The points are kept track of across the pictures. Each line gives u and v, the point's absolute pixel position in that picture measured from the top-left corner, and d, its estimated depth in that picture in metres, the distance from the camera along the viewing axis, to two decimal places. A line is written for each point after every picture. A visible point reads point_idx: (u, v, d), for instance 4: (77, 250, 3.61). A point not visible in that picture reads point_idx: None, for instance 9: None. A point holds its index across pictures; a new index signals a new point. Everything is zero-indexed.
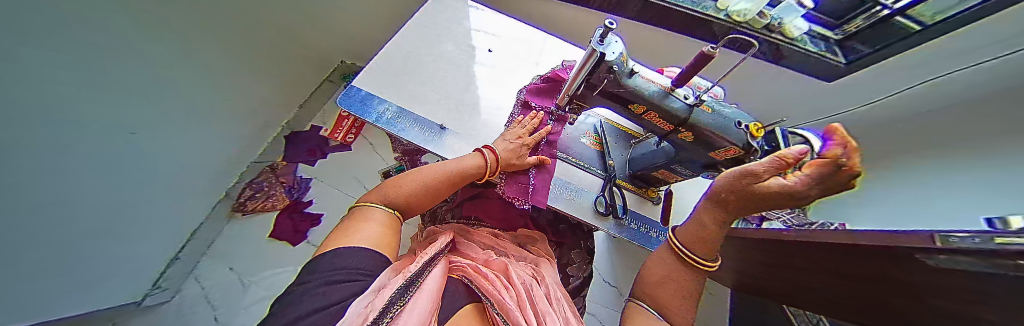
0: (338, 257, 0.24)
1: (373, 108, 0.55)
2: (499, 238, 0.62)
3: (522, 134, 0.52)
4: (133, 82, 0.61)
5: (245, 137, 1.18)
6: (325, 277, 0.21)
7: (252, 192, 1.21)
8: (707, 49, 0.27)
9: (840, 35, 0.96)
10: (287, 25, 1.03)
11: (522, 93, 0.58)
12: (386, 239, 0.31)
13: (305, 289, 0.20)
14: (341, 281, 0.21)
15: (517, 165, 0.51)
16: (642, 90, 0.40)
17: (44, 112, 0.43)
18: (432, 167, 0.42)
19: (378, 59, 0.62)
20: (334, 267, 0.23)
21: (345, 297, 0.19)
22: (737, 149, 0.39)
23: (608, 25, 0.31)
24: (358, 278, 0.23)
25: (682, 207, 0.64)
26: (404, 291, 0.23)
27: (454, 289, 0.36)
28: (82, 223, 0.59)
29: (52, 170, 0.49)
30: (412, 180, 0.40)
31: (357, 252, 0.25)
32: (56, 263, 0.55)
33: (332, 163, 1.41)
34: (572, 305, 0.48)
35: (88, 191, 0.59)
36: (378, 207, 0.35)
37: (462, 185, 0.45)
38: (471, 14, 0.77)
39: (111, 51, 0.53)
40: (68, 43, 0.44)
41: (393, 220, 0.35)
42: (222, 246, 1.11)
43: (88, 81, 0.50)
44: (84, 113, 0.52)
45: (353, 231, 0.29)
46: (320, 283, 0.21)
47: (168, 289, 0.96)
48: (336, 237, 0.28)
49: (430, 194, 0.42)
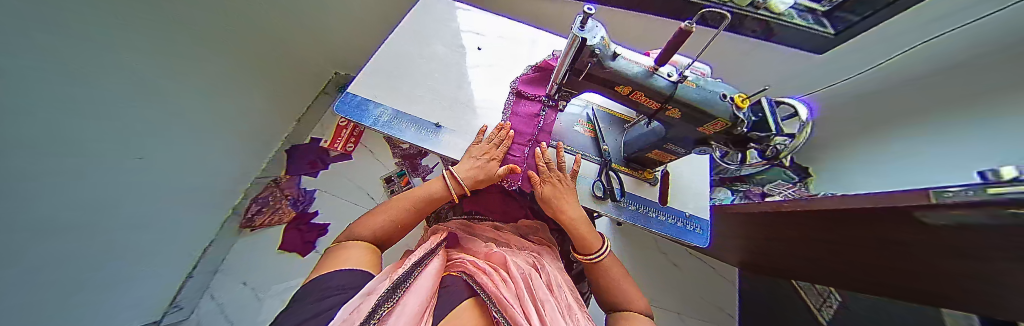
0: (326, 279, 0.30)
1: (370, 113, 0.56)
2: (500, 230, 0.63)
3: (488, 149, 0.53)
4: (132, 85, 0.58)
5: (250, 152, 1.17)
6: (315, 295, 0.27)
7: (257, 208, 1.23)
8: (684, 26, 0.27)
9: (828, 7, 0.95)
10: (292, 31, 1.07)
11: (515, 83, 0.62)
12: (366, 259, 0.38)
13: (298, 305, 0.25)
14: (327, 295, 0.27)
15: (486, 180, 0.53)
16: (626, 71, 0.40)
17: (56, 111, 0.42)
18: (399, 200, 0.50)
19: (372, 64, 0.63)
20: (321, 286, 0.28)
21: (331, 305, 0.25)
22: (724, 121, 0.40)
23: (586, 11, 0.31)
24: (342, 291, 0.28)
25: (682, 187, 0.65)
26: (394, 292, 0.27)
27: (454, 284, 0.38)
28: (80, 228, 0.55)
29: (62, 170, 0.47)
30: (381, 214, 0.47)
31: (341, 274, 0.31)
32: (49, 274, 0.50)
33: (334, 173, 1.43)
34: (574, 291, 0.49)
35: (93, 199, 0.56)
36: (351, 242, 0.41)
37: (432, 208, 0.52)
38: (460, 15, 0.78)
39: (131, 65, 0.55)
40: (93, 44, 0.44)
41: (370, 249, 0.41)
42: (232, 262, 1.15)
43: (94, 80, 0.48)
44: (90, 115, 0.49)
45: (335, 261, 0.35)
46: (310, 299, 0.26)
47: (184, 308, 0.99)
48: (323, 266, 0.34)
49: (401, 223, 0.48)
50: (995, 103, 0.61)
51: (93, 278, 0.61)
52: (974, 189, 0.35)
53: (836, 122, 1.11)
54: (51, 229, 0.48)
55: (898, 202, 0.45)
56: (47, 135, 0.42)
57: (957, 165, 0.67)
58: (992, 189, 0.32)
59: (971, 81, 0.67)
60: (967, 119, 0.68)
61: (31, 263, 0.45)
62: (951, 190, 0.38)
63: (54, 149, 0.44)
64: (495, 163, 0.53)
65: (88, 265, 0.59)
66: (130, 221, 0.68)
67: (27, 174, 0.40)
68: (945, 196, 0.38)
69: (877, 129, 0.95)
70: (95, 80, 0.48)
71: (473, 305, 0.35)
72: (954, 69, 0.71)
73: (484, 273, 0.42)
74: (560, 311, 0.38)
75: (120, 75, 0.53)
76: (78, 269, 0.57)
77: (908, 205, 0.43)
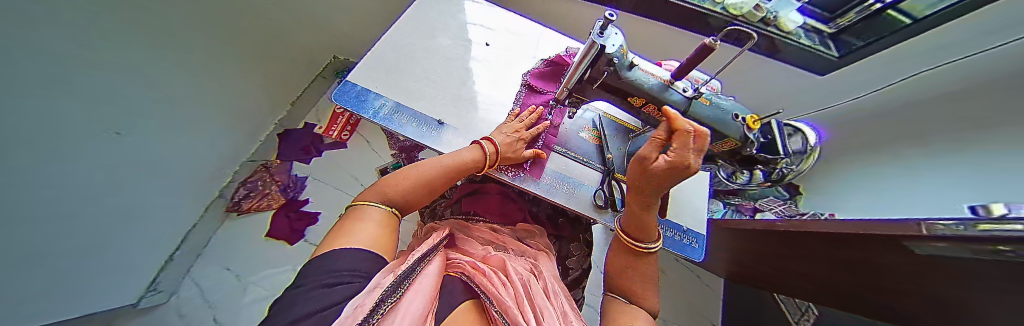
0: (329, 260, 0.24)
1: (369, 104, 0.54)
2: (498, 233, 0.62)
3: (518, 128, 0.54)
4: (103, 63, 0.53)
5: (237, 135, 1.13)
6: (319, 280, 0.21)
7: (245, 192, 1.19)
8: (707, 41, 0.26)
9: (834, 29, 0.97)
10: (287, 10, 1.01)
11: (527, 77, 0.63)
12: (382, 235, 0.32)
13: (298, 293, 0.20)
14: (337, 283, 0.22)
15: (513, 158, 0.52)
16: (641, 82, 0.40)
17: (55, 105, 0.46)
18: (426, 164, 0.44)
19: (374, 54, 0.61)
20: (323, 269, 0.23)
21: (342, 298, 0.20)
22: (734, 141, 0.39)
23: (608, 16, 0.30)
24: (353, 279, 0.23)
25: (681, 200, 0.65)
26: (396, 290, 0.24)
27: (452, 284, 0.37)
28: (55, 213, 0.52)
29: (63, 165, 0.51)
30: (407, 177, 0.41)
31: (352, 254, 0.26)
32: (25, 263, 0.48)
33: (328, 161, 1.39)
34: (570, 300, 0.49)
35: (78, 185, 0.56)
36: (375, 206, 0.36)
37: (461, 177, 0.47)
38: (467, 8, 0.75)
39: (92, 43, 0.49)
40: (68, 32, 0.44)
41: (391, 219, 0.36)
42: (216, 247, 1.11)
43: (53, 58, 0.43)
44: (54, 96, 0.45)
45: (349, 232, 0.29)
46: (314, 286, 0.21)
47: (164, 291, 0.94)
48: (332, 238, 0.28)
49: (427, 188, 0.43)
50: (978, 147, 0.62)
51: (80, 258, 0.62)
52: (966, 223, 0.34)
53: (831, 141, 1.12)
54: (44, 218, 0.51)
55: (889, 231, 0.45)
56: (42, 132, 0.45)
57: (925, 197, 0.71)
58: (982, 225, 0.32)
59: (950, 114, 0.70)
60: (939, 151, 0.72)
61: (18, 251, 0.46)
62: (942, 223, 0.37)
63: (53, 145, 0.48)
64: (523, 143, 0.54)
65: (66, 256, 0.58)
66: (112, 207, 0.65)
67: (27, 171, 0.44)
68: (936, 228, 0.37)
69: (862, 155, 0.98)
70: (53, 56, 0.43)
71: (470, 308, 0.34)
72: (927, 104, 0.77)
73: (484, 275, 0.41)
74: (559, 319, 0.38)
75: (94, 61, 0.51)
76: (64, 253, 0.57)
77: (894, 234, 0.44)
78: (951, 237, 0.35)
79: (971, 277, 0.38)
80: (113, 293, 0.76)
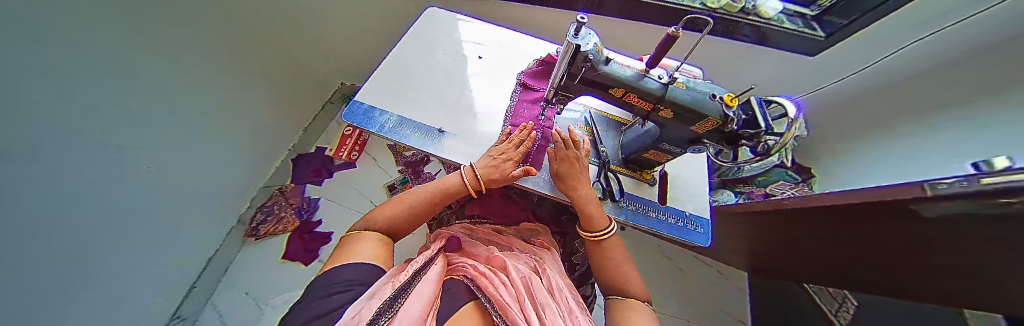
0: (335, 274, 0.29)
1: (375, 119, 0.59)
2: (501, 234, 0.64)
3: (505, 149, 0.54)
4: (101, 82, 0.56)
5: (250, 162, 1.19)
6: (326, 289, 0.26)
7: (263, 216, 1.26)
8: (671, 31, 0.29)
9: (817, 11, 0.97)
10: (265, 29, 1.05)
11: (521, 77, 0.69)
12: (378, 252, 0.38)
13: (311, 298, 0.26)
14: (336, 293, 0.26)
15: (501, 179, 0.52)
16: (618, 75, 0.42)
17: (52, 107, 0.47)
18: (411, 192, 0.52)
19: (378, 74, 0.67)
20: (329, 281, 0.28)
21: (341, 303, 0.25)
22: (715, 120, 0.41)
23: (579, 20, 0.34)
24: (353, 287, 0.28)
25: (681, 187, 0.66)
26: (396, 299, 0.28)
27: (455, 286, 0.39)
28: (64, 235, 0.54)
29: (74, 185, 0.54)
30: (393, 206, 0.48)
31: (354, 268, 0.31)
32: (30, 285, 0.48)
33: (339, 181, 1.45)
34: (576, 296, 0.49)
35: (75, 192, 0.55)
36: (372, 232, 0.42)
37: (442, 199, 0.52)
38: (459, 26, 0.82)
39: (76, 47, 0.49)
40: (72, 41, 0.48)
41: (383, 241, 0.42)
42: (234, 274, 1.15)
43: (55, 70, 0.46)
44: (52, 105, 0.47)
45: (346, 252, 0.35)
46: (320, 295, 0.26)
47: (188, 318, 0.99)
48: (336, 257, 0.34)
49: (412, 214, 0.49)
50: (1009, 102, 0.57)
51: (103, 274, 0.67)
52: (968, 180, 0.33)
53: (835, 121, 1.11)
54: (47, 225, 0.50)
55: (886, 195, 0.45)
56: (41, 135, 0.45)
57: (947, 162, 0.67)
58: (983, 180, 0.31)
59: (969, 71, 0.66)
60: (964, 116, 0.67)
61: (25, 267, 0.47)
62: (945, 182, 0.37)
63: (51, 148, 0.48)
64: (512, 163, 0.54)
65: (86, 268, 0.62)
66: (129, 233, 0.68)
67: (27, 173, 0.44)
68: (940, 188, 0.37)
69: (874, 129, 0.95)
70: (53, 65, 0.45)
71: (473, 310, 0.35)
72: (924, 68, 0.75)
73: (485, 276, 0.43)
74: (561, 315, 0.38)
75: (94, 64, 0.54)
76: (67, 260, 0.57)
77: (893, 199, 0.43)
78: (959, 194, 0.33)
79: (980, 235, 0.36)
80: (121, 303, 0.74)
